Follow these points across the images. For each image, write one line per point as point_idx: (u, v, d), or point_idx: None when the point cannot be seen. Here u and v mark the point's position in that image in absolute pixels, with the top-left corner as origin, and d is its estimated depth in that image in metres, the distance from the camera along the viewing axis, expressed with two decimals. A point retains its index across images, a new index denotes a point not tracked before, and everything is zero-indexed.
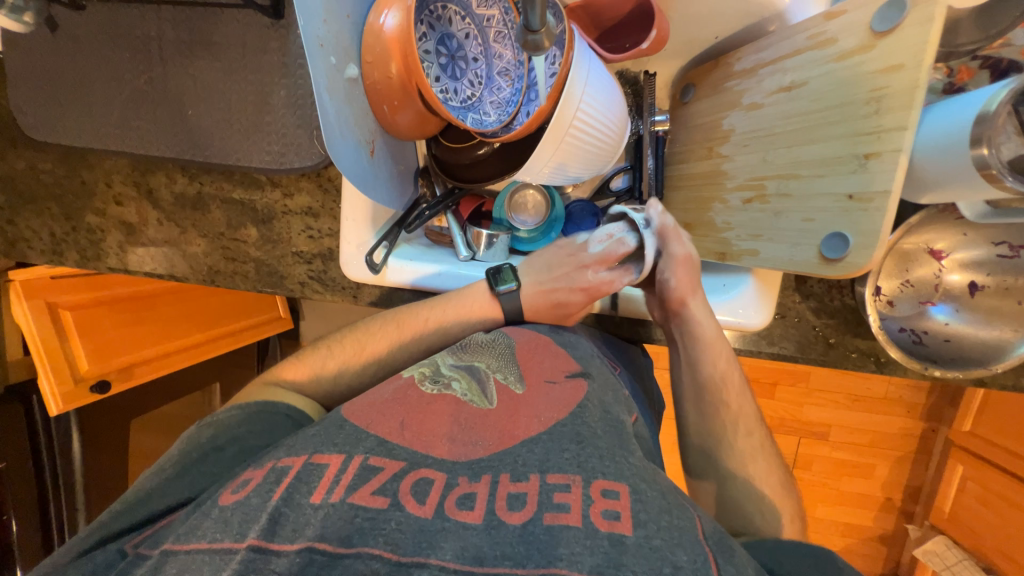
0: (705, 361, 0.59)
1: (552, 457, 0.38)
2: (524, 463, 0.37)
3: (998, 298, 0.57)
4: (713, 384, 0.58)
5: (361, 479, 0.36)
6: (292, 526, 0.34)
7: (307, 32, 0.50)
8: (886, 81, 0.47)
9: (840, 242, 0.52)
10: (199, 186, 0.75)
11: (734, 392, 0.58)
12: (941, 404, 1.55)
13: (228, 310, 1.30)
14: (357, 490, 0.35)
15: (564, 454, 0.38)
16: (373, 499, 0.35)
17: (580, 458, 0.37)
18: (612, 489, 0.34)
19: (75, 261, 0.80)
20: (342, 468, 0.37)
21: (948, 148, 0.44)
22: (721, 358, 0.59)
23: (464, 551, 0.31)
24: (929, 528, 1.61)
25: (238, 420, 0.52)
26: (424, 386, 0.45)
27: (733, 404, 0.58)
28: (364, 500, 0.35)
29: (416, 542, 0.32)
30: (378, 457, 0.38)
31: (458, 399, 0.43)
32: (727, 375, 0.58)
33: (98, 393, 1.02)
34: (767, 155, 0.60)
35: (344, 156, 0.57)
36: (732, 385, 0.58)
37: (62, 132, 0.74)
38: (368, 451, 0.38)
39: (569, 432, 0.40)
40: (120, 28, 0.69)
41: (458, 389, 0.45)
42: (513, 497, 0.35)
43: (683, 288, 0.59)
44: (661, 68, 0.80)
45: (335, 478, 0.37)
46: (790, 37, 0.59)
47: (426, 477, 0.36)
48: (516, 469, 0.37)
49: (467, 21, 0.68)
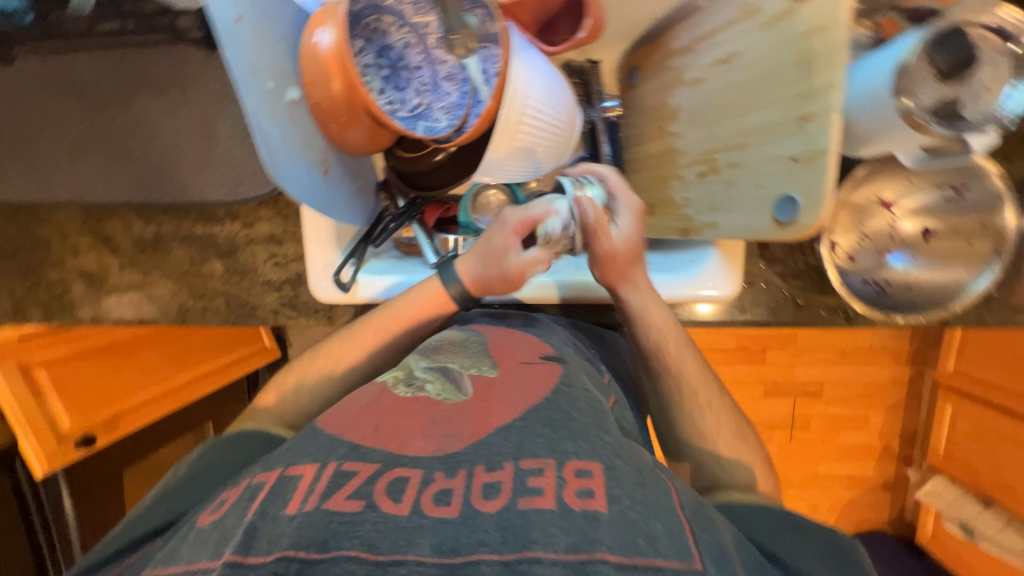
0: (650, 327, 0.59)
1: (526, 443, 0.39)
2: (498, 452, 0.38)
3: (949, 239, 0.60)
4: (658, 350, 0.59)
5: (334, 486, 0.35)
6: (264, 540, 0.32)
7: (236, 62, 0.52)
8: (811, 43, 0.49)
9: (790, 205, 0.52)
10: (157, 228, 0.74)
11: (680, 354, 0.58)
12: (925, 348, 1.60)
13: (211, 347, 1.28)
14: (332, 497, 0.34)
15: (538, 439, 0.39)
16: (346, 503, 0.34)
17: (553, 442, 0.39)
18: (585, 469, 0.36)
19: (38, 318, 0.78)
20: (315, 477, 0.36)
21: (875, 103, 0.46)
22: (661, 319, 0.60)
23: (441, 544, 0.31)
24: (928, 470, 1.64)
25: (213, 447, 0.53)
26: (397, 390, 0.46)
27: (678, 368, 0.58)
28: (339, 504, 0.33)
29: (394, 540, 0.31)
30: (352, 462, 0.37)
31: (431, 399, 0.44)
32: (671, 340, 0.59)
33: (84, 448, 1.04)
34: (714, 128, 0.62)
35: (292, 179, 0.59)
36: (678, 349, 0.59)
37: (6, 189, 0.71)
38: (341, 457, 0.38)
39: (540, 417, 0.41)
40: (52, 77, 0.67)
41: (431, 390, 0.45)
42: (489, 486, 0.35)
43: (623, 257, 0.59)
44: (605, 55, 0.81)
45: (309, 487, 0.36)
46: (721, 11, 0.60)
47: (401, 475, 0.36)
48: (491, 458, 0.37)
49: (404, 30, 0.68)
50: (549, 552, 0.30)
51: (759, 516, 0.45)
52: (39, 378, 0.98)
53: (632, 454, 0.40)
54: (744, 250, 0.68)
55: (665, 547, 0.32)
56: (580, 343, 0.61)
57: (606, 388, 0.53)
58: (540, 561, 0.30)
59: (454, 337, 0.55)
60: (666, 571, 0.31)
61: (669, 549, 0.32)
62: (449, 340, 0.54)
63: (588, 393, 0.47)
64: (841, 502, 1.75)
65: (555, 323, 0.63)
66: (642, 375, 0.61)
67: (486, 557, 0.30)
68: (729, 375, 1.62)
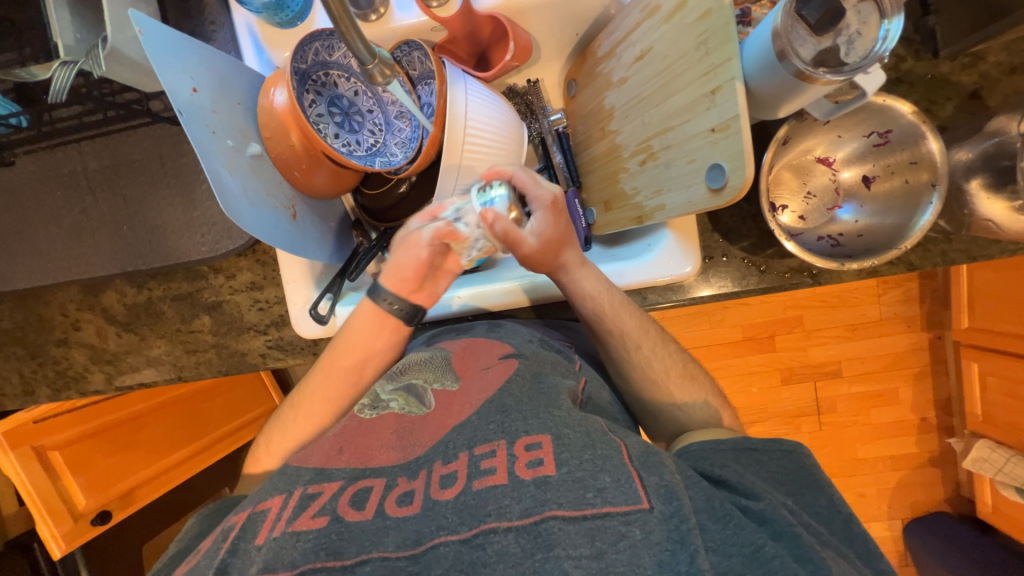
0: (588, 297, 0.63)
1: (480, 432, 0.47)
2: (454, 445, 0.47)
3: (888, 182, 0.64)
4: (597, 319, 0.63)
5: (303, 505, 0.43)
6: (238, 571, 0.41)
7: (193, 124, 0.56)
8: (704, 25, 0.53)
9: (718, 172, 0.54)
10: (149, 292, 0.80)
11: (618, 319, 0.62)
12: (937, 310, 1.55)
13: (221, 412, 1.31)
14: (298, 518, 0.42)
15: (491, 425, 0.47)
16: (312, 520, 0.42)
17: (504, 425, 0.47)
18: (535, 442, 0.45)
19: (48, 395, 0.83)
20: (283, 504, 0.44)
21: (766, 66, 0.51)
22: (597, 297, 0.62)
23: (405, 539, 0.40)
24: (971, 436, 1.53)
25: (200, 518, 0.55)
26: (363, 413, 0.53)
27: (619, 330, 0.62)
28: (306, 523, 0.42)
29: (359, 543, 0.40)
30: (317, 483, 0.45)
31: (397, 413, 0.52)
32: (609, 306, 0.62)
33: (99, 525, 1.05)
34: (644, 118, 0.65)
35: (256, 223, 0.60)
36: (618, 311, 0.62)
37: (14, 279, 0.78)
38: (307, 482, 0.46)
39: (495, 406, 0.49)
40: (49, 171, 0.75)
41: (396, 406, 0.53)
42: (446, 477, 0.44)
43: (548, 252, 0.61)
44: (544, 73, 0.87)
45: (277, 515, 0.43)
46: (630, 16, 0.66)
47: (365, 486, 0.45)
48: (448, 452, 0.46)
49: (353, 80, 0.75)
50: (502, 520, 0.40)
51: (715, 453, 0.51)
52: (53, 460, 0.98)
53: (584, 422, 0.47)
54: (697, 225, 0.70)
55: (613, 495, 0.41)
56: (548, 338, 0.65)
57: (577, 372, 0.59)
58: (494, 530, 0.39)
59: (418, 357, 0.61)
60: (613, 514, 0.40)
61: (616, 496, 0.41)
62: (414, 361, 0.60)
63: (547, 383, 0.53)
64: (888, 485, 1.65)
65: (519, 324, 0.67)
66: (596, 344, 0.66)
67: (445, 538, 0.39)
68: (739, 367, 1.58)
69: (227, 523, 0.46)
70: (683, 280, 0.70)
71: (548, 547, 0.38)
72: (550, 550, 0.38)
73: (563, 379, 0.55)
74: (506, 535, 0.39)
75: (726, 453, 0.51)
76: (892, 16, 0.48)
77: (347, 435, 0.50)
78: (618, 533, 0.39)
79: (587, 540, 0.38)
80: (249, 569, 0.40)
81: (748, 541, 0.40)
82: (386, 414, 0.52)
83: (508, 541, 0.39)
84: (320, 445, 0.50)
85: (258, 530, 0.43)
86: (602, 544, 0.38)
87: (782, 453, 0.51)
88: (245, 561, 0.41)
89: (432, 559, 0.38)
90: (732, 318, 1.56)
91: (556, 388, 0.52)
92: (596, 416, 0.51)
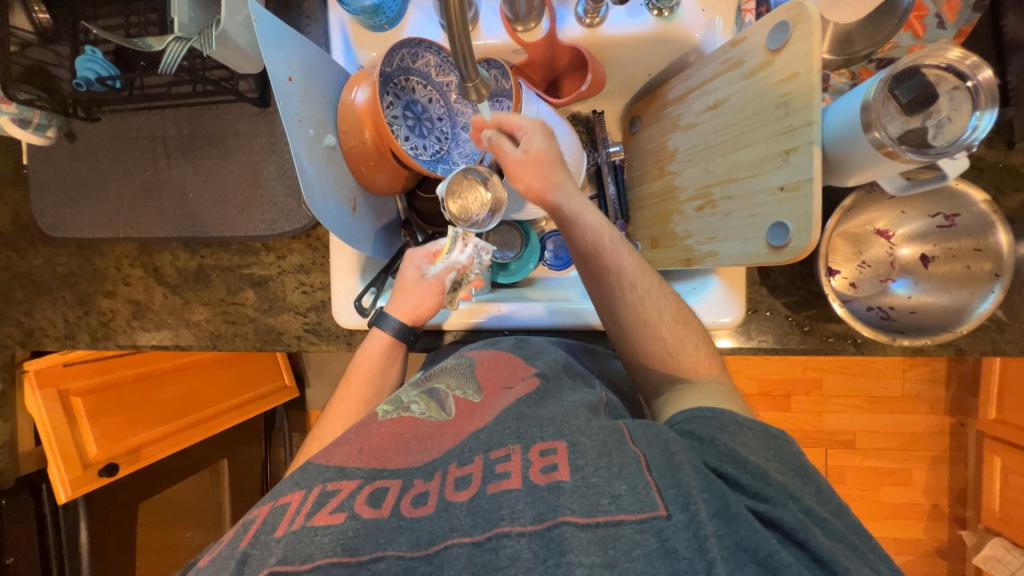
0: (589, 230, 0.63)
1: (496, 436, 0.48)
2: (470, 448, 0.47)
3: (947, 264, 0.65)
4: (594, 254, 0.63)
5: (321, 503, 0.44)
6: (257, 561, 0.40)
7: (287, 112, 0.59)
8: (788, 88, 0.54)
9: (782, 230, 0.54)
10: (200, 260, 0.82)
11: (609, 255, 0.63)
12: (963, 395, 1.50)
13: (232, 386, 1.34)
14: (316, 514, 0.43)
15: (507, 430, 0.48)
16: (332, 516, 0.42)
17: (519, 430, 0.48)
18: (549, 448, 0.45)
19: (86, 342, 0.86)
20: (303, 500, 0.44)
21: (849, 135, 0.52)
22: (589, 229, 0.63)
23: (419, 539, 0.40)
24: (985, 531, 1.47)
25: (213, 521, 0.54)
26: (382, 415, 0.54)
27: (612, 267, 0.63)
28: (324, 519, 0.42)
29: (373, 540, 0.40)
30: (336, 481, 0.46)
31: (417, 418, 0.53)
32: (611, 237, 0.63)
33: (107, 477, 1.04)
34: (708, 165, 0.66)
35: (325, 211, 0.63)
36: (618, 244, 0.63)
37: (79, 229, 0.81)
38: (327, 479, 0.46)
39: (512, 412, 0.50)
40: (131, 132, 0.78)
41: (417, 410, 0.54)
42: (461, 479, 0.44)
43: (537, 188, 0.64)
44: (608, 107, 0.89)
45: (296, 510, 0.44)
46: (708, 66, 0.67)
47: (382, 486, 0.45)
48: (464, 454, 0.47)
49: (429, 88, 0.77)
50: (515, 525, 0.40)
51: (701, 425, 0.52)
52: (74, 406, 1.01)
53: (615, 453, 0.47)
54: (745, 276, 0.71)
55: (628, 502, 0.41)
56: (572, 363, 0.65)
57: (597, 391, 0.59)
58: (507, 534, 0.39)
59: (446, 365, 0.63)
60: (627, 522, 0.40)
61: (630, 504, 0.41)
62: (442, 368, 0.63)
63: (567, 400, 0.54)
64: None
65: (545, 342, 0.69)
66: (591, 290, 0.66)
67: (458, 540, 0.39)
68: None
69: (249, 516, 0.46)
70: (722, 329, 0.71)
71: (560, 553, 0.38)
72: (562, 556, 0.38)
73: (585, 397, 0.55)
74: (519, 540, 0.39)
75: (711, 421, 0.52)
76: (986, 108, 0.50)
77: (376, 430, 0.51)
78: (632, 540, 0.39)
79: (598, 548, 0.38)
80: (267, 561, 0.40)
81: (763, 545, 0.39)
82: (404, 417, 0.53)
83: (521, 546, 0.39)
84: (348, 439, 0.51)
85: (277, 522, 0.43)
86: (615, 553, 0.38)
87: (769, 436, 0.51)
88: (264, 554, 0.41)
89: (445, 560, 0.38)
90: (751, 370, 1.53)
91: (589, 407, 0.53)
92: (618, 422, 0.51)
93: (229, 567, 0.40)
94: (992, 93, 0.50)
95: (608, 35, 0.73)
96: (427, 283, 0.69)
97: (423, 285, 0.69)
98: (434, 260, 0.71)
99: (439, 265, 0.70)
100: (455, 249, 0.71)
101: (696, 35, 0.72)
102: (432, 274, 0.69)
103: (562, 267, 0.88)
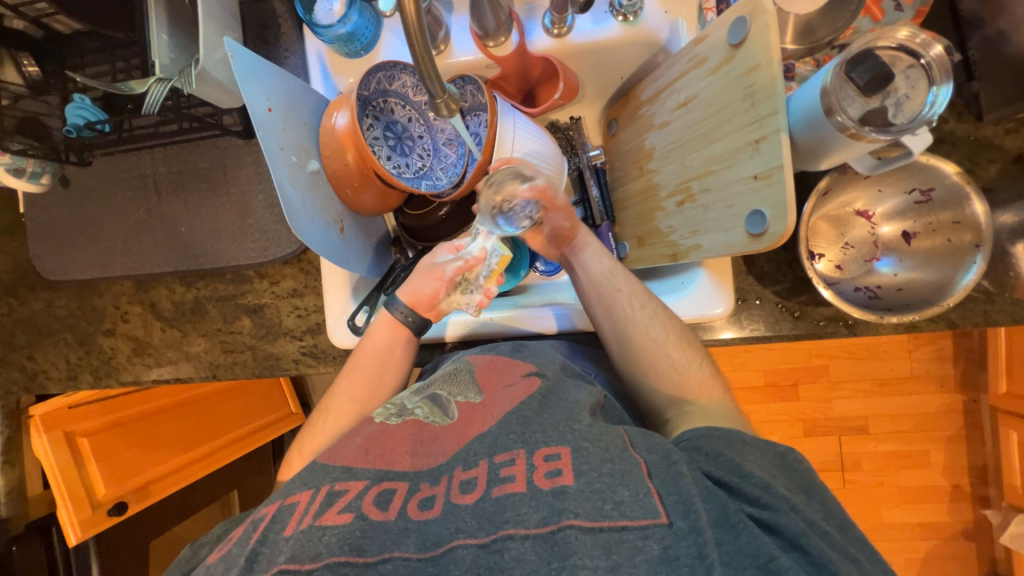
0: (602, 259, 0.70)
1: (501, 441, 0.48)
2: (475, 452, 0.47)
3: (928, 239, 0.65)
4: (605, 280, 0.68)
5: (328, 502, 0.44)
6: (267, 559, 0.41)
7: (267, 140, 0.61)
8: (752, 79, 0.55)
9: (759, 218, 0.55)
10: (195, 292, 0.84)
11: (622, 279, 0.68)
12: (972, 371, 1.48)
13: (238, 416, 1.34)
14: (324, 513, 0.43)
15: (510, 435, 0.48)
16: (339, 516, 0.43)
17: (524, 435, 0.48)
18: (553, 454, 0.45)
19: (88, 381, 0.87)
20: (311, 499, 0.45)
21: (813, 120, 0.53)
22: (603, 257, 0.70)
23: (426, 541, 0.40)
24: (1009, 509, 1.44)
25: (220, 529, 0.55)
26: (390, 420, 0.54)
27: (624, 289, 0.67)
28: (332, 518, 0.42)
29: (381, 542, 0.40)
30: (344, 481, 0.46)
31: (420, 420, 0.53)
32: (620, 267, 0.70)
33: (115, 515, 1.05)
34: (685, 161, 0.67)
35: (311, 234, 0.64)
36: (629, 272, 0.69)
37: (76, 271, 0.83)
38: (334, 479, 0.46)
39: (516, 417, 0.50)
40: (122, 173, 0.80)
41: (420, 412, 0.54)
42: (466, 483, 0.44)
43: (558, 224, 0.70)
44: (584, 112, 0.91)
45: (305, 509, 0.44)
46: (676, 65, 0.69)
47: (389, 487, 0.45)
48: (468, 458, 0.47)
49: (407, 108, 0.79)
50: (520, 527, 0.40)
51: (707, 441, 0.51)
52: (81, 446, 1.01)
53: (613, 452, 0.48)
54: (732, 267, 0.71)
55: (631, 509, 0.41)
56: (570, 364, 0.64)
57: (597, 391, 0.59)
58: (512, 536, 0.39)
59: (445, 371, 0.63)
60: (631, 528, 0.40)
61: (634, 510, 0.41)
62: (442, 375, 0.63)
63: (569, 398, 0.54)
64: (915, 555, 1.56)
65: (545, 347, 0.69)
66: (598, 314, 0.68)
67: (463, 541, 0.40)
68: (759, 413, 1.54)
69: (259, 513, 0.47)
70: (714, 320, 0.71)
71: (564, 557, 0.38)
72: (566, 560, 0.38)
73: (586, 396, 0.55)
74: (524, 543, 0.39)
75: (717, 439, 0.51)
76: (940, 83, 0.51)
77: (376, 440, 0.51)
78: (635, 547, 0.39)
79: (603, 552, 0.38)
80: (276, 559, 0.40)
81: (762, 552, 0.40)
82: (410, 420, 0.53)
83: (526, 548, 0.39)
84: (349, 445, 0.51)
85: (286, 522, 0.44)
86: (618, 558, 0.38)
87: (776, 452, 0.51)
88: (274, 551, 0.41)
89: (451, 561, 0.39)
90: (755, 362, 1.52)
91: (583, 405, 0.53)
92: (617, 428, 0.50)
93: (239, 565, 0.41)
94: (943, 66, 0.52)
95: (576, 43, 0.75)
96: (436, 271, 0.68)
97: (432, 272, 0.69)
98: (450, 249, 0.70)
99: (454, 255, 0.70)
100: (473, 241, 0.71)
101: (662, 36, 0.74)
102: (445, 262, 0.69)
103: (552, 273, 0.88)
